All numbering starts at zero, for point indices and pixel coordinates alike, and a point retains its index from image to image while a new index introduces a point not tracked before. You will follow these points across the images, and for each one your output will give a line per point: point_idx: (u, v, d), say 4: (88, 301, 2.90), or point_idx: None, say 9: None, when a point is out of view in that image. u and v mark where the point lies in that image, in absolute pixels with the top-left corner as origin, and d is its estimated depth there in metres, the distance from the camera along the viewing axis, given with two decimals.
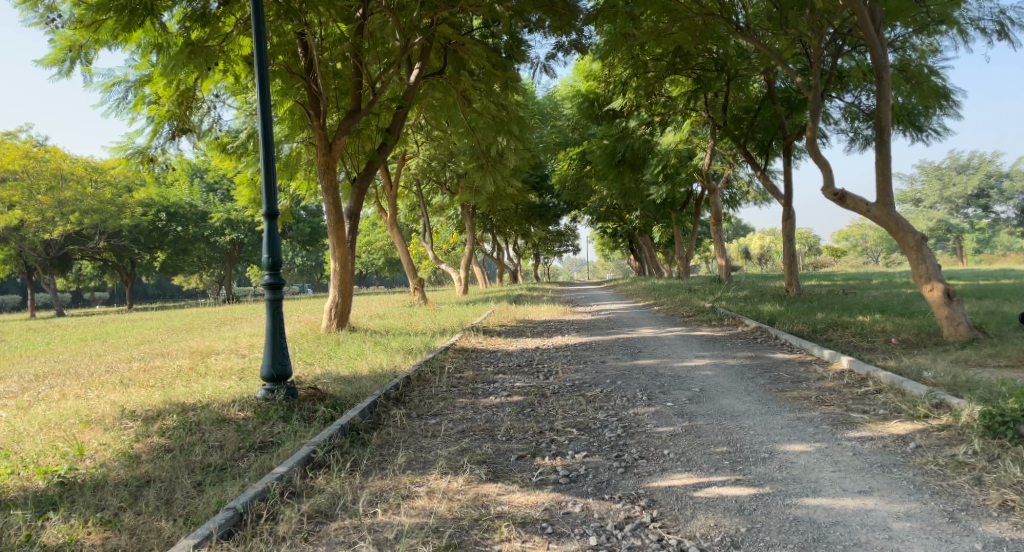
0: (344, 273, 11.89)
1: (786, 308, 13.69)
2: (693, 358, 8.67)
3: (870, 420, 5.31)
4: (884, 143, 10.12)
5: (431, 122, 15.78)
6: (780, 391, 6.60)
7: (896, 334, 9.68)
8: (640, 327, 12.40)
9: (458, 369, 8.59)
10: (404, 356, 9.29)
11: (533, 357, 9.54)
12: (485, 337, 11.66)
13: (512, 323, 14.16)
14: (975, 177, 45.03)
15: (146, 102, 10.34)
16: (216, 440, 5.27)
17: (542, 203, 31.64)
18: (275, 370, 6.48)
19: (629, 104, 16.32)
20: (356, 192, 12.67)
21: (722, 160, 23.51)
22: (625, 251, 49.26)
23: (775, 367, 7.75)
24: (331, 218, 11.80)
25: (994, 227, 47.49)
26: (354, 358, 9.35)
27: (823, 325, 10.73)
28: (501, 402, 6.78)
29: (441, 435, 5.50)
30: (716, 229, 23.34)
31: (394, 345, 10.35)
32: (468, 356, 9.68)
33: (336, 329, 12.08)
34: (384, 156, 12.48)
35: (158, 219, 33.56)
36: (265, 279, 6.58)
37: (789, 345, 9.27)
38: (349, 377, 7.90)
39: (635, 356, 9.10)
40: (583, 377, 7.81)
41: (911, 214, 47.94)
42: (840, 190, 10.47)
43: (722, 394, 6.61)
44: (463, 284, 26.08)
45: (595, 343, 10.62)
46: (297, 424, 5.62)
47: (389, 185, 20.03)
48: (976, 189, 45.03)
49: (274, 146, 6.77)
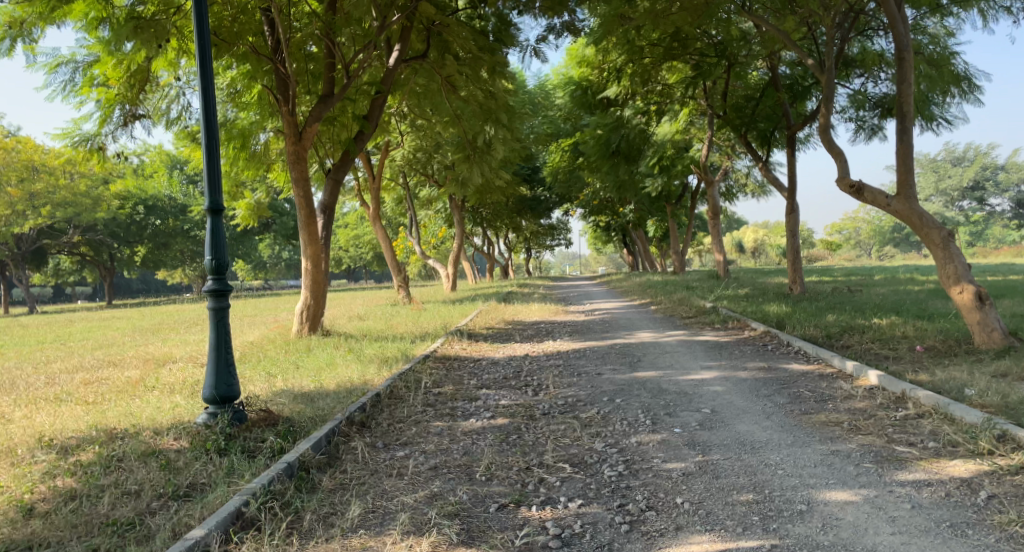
0: (316, 273, 11.04)
1: (793, 309, 12.81)
2: (699, 370, 7.78)
3: (921, 456, 4.50)
4: (905, 131, 9.23)
5: (415, 110, 14.85)
6: (804, 414, 5.75)
7: (919, 341, 8.84)
8: (638, 331, 11.50)
9: (437, 383, 7.67)
10: (379, 367, 8.37)
11: (523, 368, 8.65)
12: (471, 343, 10.74)
13: (500, 325, 13.25)
14: (970, 169, 44.65)
15: (95, 85, 9.27)
16: (137, 482, 4.38)
17: (534, 197, 30.71)
18: (220, 391, 5.56)
19: (624, 91, 15.55)
20: (331, 184, 11.70)
21: (720, 151, 22.59)
22: (618, 245, 48.52)
23: (793, 383, 6.89)
24: (304, 213, 10.87)
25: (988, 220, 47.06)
26: (323, 370, 8.44)
27: (837, 329, 9.88)
28: (483, 428, 5.87)
29: (409, 474, 4.63)
30: (714, 223, 22.42)
31: (369, 352, 9.45)
32: (450, 367, 8.78)
33: (308, 333, 11.12)
34: (361, 146, 11.55)
35: (137, 212, 32.41)
36: (209, 285, 5.64)
37: (804, 354, 8.40)
38: (313, 395, 6.98)
39: (634, 367, 8.20)
40: (577, 394, 6.92)
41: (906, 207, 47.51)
42: (856, 183, 9.60)
43: (737, 418, 5.73)
44: (452, 280, 25.10)
45: (590, 349, 9.72)
46: (236, 459, 4.70)
47: (372, 176, 19.05)
48: (972, 181, 44.55)
49: (218, 130, 5.79)
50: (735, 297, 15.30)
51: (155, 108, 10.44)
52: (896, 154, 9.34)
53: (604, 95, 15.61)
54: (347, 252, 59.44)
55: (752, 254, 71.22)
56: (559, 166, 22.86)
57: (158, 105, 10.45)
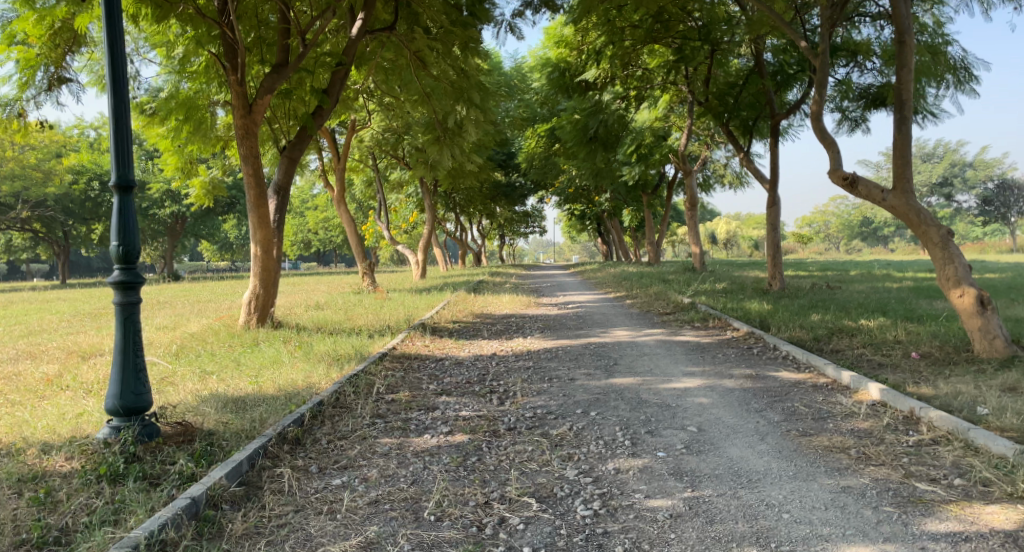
0: (266, 259, 10.16)
1: (775, 307, 12.17)
2: (682, 378, 7.06)
3: (949, 497, 3.89)
4: (904, 121, 8.54)
5: (382, 87, 13.94)
6: (802, 436, 5.06)
7: (914, 346, 8.14)
8: (613, 328, 10.77)
9: (391, 389, 6.85)
10: (328, 369, 7.53)
11: (489, 370, 7.87)
12: (434, 339, 9.95)
13: (467, 318, 12.44)
14: (940, 165, 44.62)
15: (14, 43, 8.24)
16: (19, 529, 3.70)
17: (509, 183, 30.03)
18: (125, 402, 4.74)
19: (604, 75, 14.62)
20: (285, 162, 10.76)
21: (699, 141, 22.10)
22: (592, 235, 47.93)
23: (786, 396, 6.19)
24: (253, 193, 9.97)
25: (955, 215, 47.44)
26: (265, 371, 7.60)
27: (825, 331, 9.25)
28: (437, 448, 5.10)
29: (344, 513, 3.96)
30: (690, 215, 21.80)
31: (322, 349, 8.64)
32: (408, 368, 7.95)
33: (257, 325, 10.21)
34: (320, 123, 10.63)
35: (91, 188, 30.90)
36: (114, 276, 4.80)
37: (793, 359, 7.73)
38: (246, 405, 6.13)
39: (610, 372, 7.47)
40: (547, 405, 6.17)
41: None
42: (851, 174, 8.92)
43: (728, 440, 5.03)
44: (421, 267, 24.19)
45: (562, 349, 8.98)
46: (132, 491, 4.00)
47: (338, 157, 18.11)
48: (940, 177, 44.44)
49: (128, 93, 4.91)
50: (714, 293, 14.64)
51: (96, 76, 9.51)
52: (893, 145, 8.64)
53: (582, 78, 14.58)
54: (316, 235, 58.30)
55: (723, 245, 71.34)
56: (534, 152, 21.98)
57: (100, 73, 9.53)
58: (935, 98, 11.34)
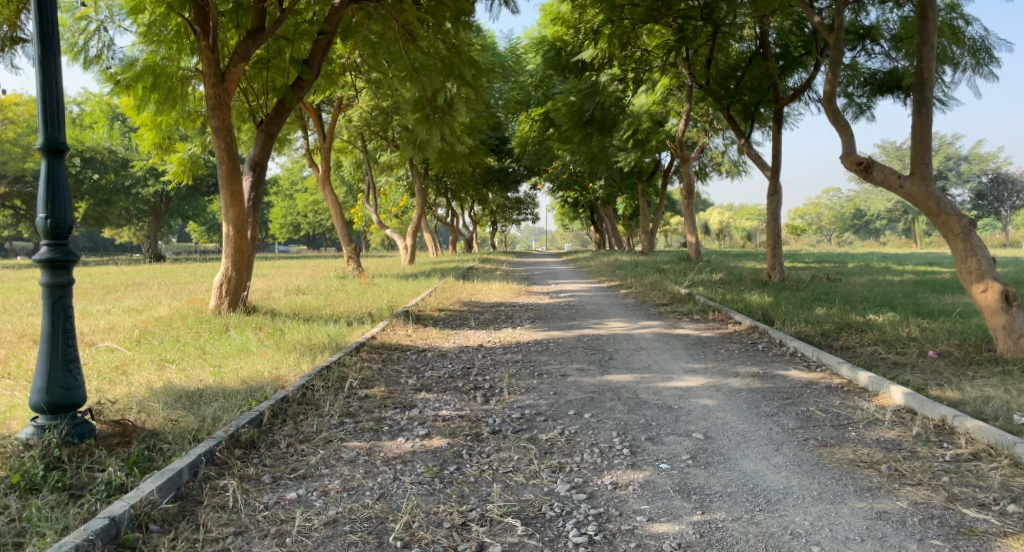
0: (239, 239, 9.54)
1: (776, 299, 11.62)
2: (684, 376, 6.48)
3: (1000, 529, 3.38)
4: (925, 102, 7.94)
5: (370, 61, 13.24)
6: (822, 446, 4.48)
7: (930, 343, 7.58)
8: (607, 319, 10.21)
9: (365, 384, 6.23)
10: (298, 360, 6.92)
11: (474, 364, 7.27)
12: (418, 328, 9.34)
13: (453, 306, 11.83)
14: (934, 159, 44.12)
15: None
16: None
17: (501, 168, 29.36)
18: (53, 398, 4.14)
19: (601, 55, 13.93)
20: (262, 136, 10.08)
21: (697, 127, 21.49)
22: (585, 223, 47.34)
23: (799, 398, 5.62)
24: (226, 168, 9.31)
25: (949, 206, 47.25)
26: (231, 361, 7.00)
27: (833, 326, 8.71)
28: (411, 454, 4.51)
29: (295, 539, 3.44)
30: (686, 203, 21.20)
31: (295, 337, 8.04)
32: (387, 360, 7.34)
33: (229, 310, 9.57)
34: (300, 95, 9.96)
35: (72, 164, 30.04)
36: (41, 253, 4.19)
37: (801, 357, 7.17)
38: (201, 400, 5.51)
39: (605, 368, 6.91)
40: (536, 405, 5.59)
41: None
42: (865, 159, 8.32)
43: (738, 450, 4.46)
44: (410, 253, 23.53)
45: (553, 341, 8.39)
46: (43, 507, 3.49)
47: (325, 136, 17.44)
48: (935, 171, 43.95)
49: (58, 40, 4.27)
50: (713, 284, 14.06)
51: (68, 44, 8.92)
52: (911, 127, 8.05)
53: (579, 58, 13.93)
54: (306, 218, 57.49)
55: (715, 236, 70.98)
56: (528, 136, 21.30)
57: (72, 40, 8.94)
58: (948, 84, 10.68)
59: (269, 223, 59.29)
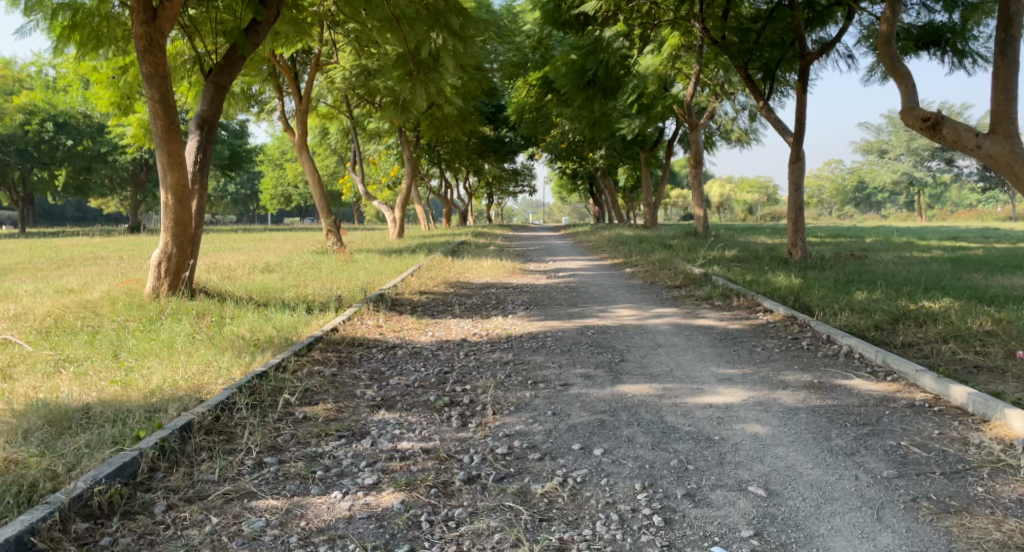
0: (179, 210, 8.05)
1: (805, 281, 10.23)
2: (718, 388, 5.06)
3: None
4: (1010, 42, 6.46)
5: (346, 10, 11.60)
6: (943, 519, 3.09)
7: (1015, 341, 6.17)
8: (614, 305, 8.80)
9: (306, 399, 4.79)
10: (231, 362, 5.49)
11: (454, 368, 5.84)
12: (392, 316, 7.92)
13: (438, 288, 10.39)
14: None
15: None
16: None
17: (497, 138, 27.78)
18: None
19: (604, 7, 12.31)
20: (210, 88, 8.55)
21: (707, 92, 19.85)
22: (585, 194, 45.96)
23: (881, 425, 4.20)
24: (161, 124, 7.80)
25: (954, 178, 45.91)
26: (146, 362, 5.56)
27: (886, 315, 7.30)
28: (346, 523, 3.14)
29: None
30: (694, 174, 19.69)
31: (239, 329, 6.59)
32: (345, 362, 5.90)
33: (167, 294, 8.04)
34: (256, 41, 8.48)
35: (46, 129, 28.45)
36: None
37: (861, 360, 5.71)
38: (74, 427, 4.08)
39: (617, 373, 5.52)
40: (528, 434, 4.20)
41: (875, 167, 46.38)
42: (933, 114, 6.89)
43: (821, 519, 3.11)
44: (399, 226, 22.03)
45: (551, 335, 6.97)
46: None
47: (302, 99, 15.82)
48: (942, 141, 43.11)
49: None
50: (727, 262, 12.69)
51: None
52: (992, 75, 6.57)
53: (579, 11, 12.25)
54: (296, 188, 55.84)
55: (716, 208, 69.77)
56: (524, 103, 19.70)
57: None
58: (986, 37, 9.01)
59: (260, 194, 57.74)
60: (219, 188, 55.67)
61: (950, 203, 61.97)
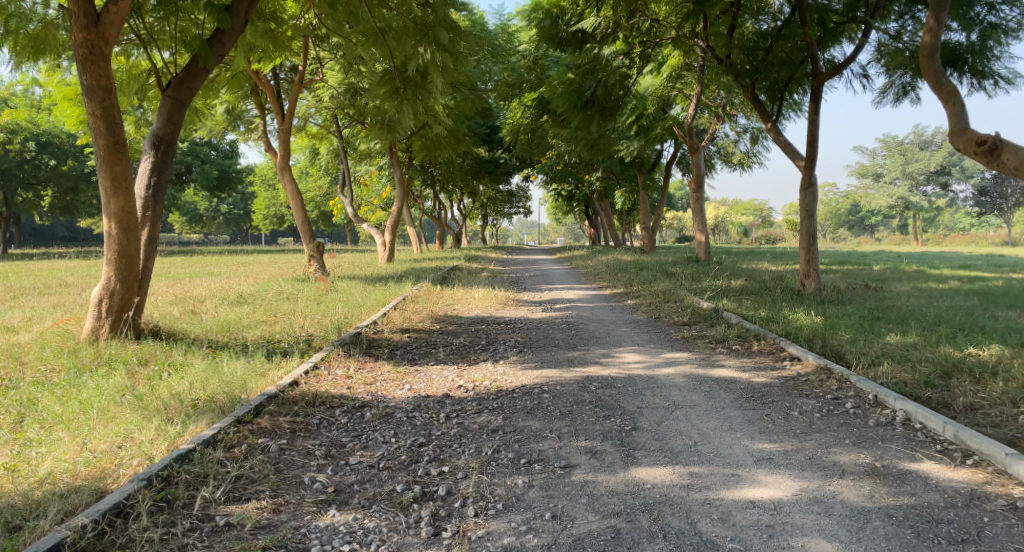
0: (124, 240, 7.02)
1: (828, 318, 9.25)
2: (759, 474, 4.05)
3: None
4: None
5: (326, 23, 10.65)
6: None
7: None
8: (619, 348, 7.79)
9: (233, 493, 3.78)
10: (157, 431, 4.44)
11: (431, 437, 4.79)
12: (367, 363, 6.87)
13: (423, 325, 9.34)
14: (939, 153, 42.76)
15: None
16: None
17: (491, 159, 26.83)
18: None
19: (604, 24, 11.41)
20: (168, 104, 7.52)
21: (708, 113, 19.06)
22: (581, 216, 44.94)
23: None
24: (104, 143, 6.82)
25: (951, 203, 45.37)
26: (52, 433, 4.51)
27: (937, 364, 6.30)
28: None
29: None
30: (695, 197, 18.65)
31: (178, 383, 5.52)
32: (299, 431, 4.85)
33: (107, 336, 6.97)
34: (220, 51, 7.50)
35: (26, 148, 27.35)
36: None
37: (925, 433, 4.67)
38: None
39: (630, 448, 4.51)
40: None
41: (872, 190, 45.78)
42: (990, 137, 5.95)
43: None
44: (387, 249, 21.00)
45: (550, 389, 5.95)
46: None
47: (282, 116, 14.79)
48: (938, 165, 42.70)
49: None
50: (737, 294, 11.71)
51: None
52: None
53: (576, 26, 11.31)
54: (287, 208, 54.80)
55: (712, 230, 69.09)
56: (518, 123, 18.77)
57: None
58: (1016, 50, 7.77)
59: (251, 214, 56.65)
60: (208, 207, 54.69)
61: (945, 226, 61.54)
